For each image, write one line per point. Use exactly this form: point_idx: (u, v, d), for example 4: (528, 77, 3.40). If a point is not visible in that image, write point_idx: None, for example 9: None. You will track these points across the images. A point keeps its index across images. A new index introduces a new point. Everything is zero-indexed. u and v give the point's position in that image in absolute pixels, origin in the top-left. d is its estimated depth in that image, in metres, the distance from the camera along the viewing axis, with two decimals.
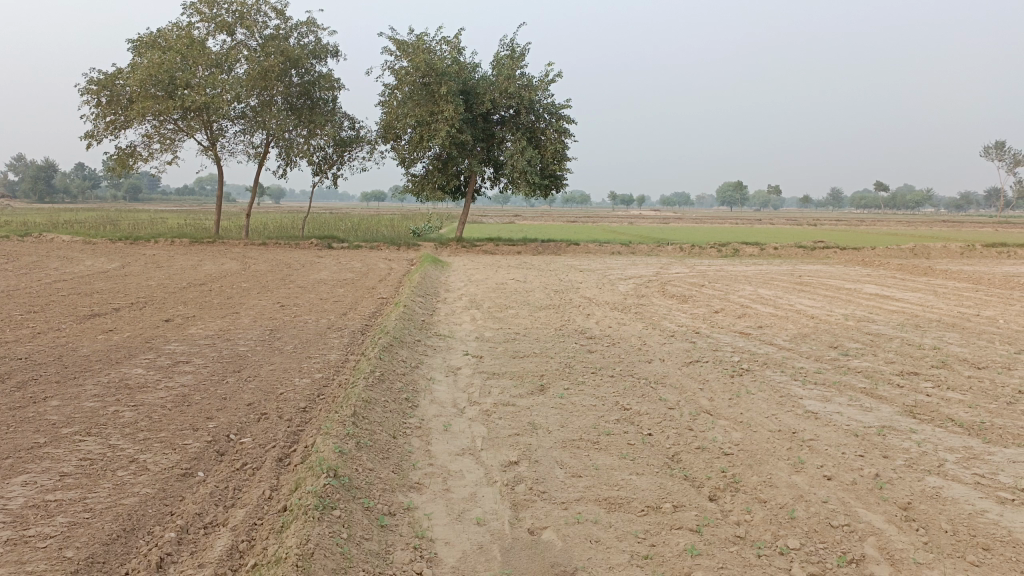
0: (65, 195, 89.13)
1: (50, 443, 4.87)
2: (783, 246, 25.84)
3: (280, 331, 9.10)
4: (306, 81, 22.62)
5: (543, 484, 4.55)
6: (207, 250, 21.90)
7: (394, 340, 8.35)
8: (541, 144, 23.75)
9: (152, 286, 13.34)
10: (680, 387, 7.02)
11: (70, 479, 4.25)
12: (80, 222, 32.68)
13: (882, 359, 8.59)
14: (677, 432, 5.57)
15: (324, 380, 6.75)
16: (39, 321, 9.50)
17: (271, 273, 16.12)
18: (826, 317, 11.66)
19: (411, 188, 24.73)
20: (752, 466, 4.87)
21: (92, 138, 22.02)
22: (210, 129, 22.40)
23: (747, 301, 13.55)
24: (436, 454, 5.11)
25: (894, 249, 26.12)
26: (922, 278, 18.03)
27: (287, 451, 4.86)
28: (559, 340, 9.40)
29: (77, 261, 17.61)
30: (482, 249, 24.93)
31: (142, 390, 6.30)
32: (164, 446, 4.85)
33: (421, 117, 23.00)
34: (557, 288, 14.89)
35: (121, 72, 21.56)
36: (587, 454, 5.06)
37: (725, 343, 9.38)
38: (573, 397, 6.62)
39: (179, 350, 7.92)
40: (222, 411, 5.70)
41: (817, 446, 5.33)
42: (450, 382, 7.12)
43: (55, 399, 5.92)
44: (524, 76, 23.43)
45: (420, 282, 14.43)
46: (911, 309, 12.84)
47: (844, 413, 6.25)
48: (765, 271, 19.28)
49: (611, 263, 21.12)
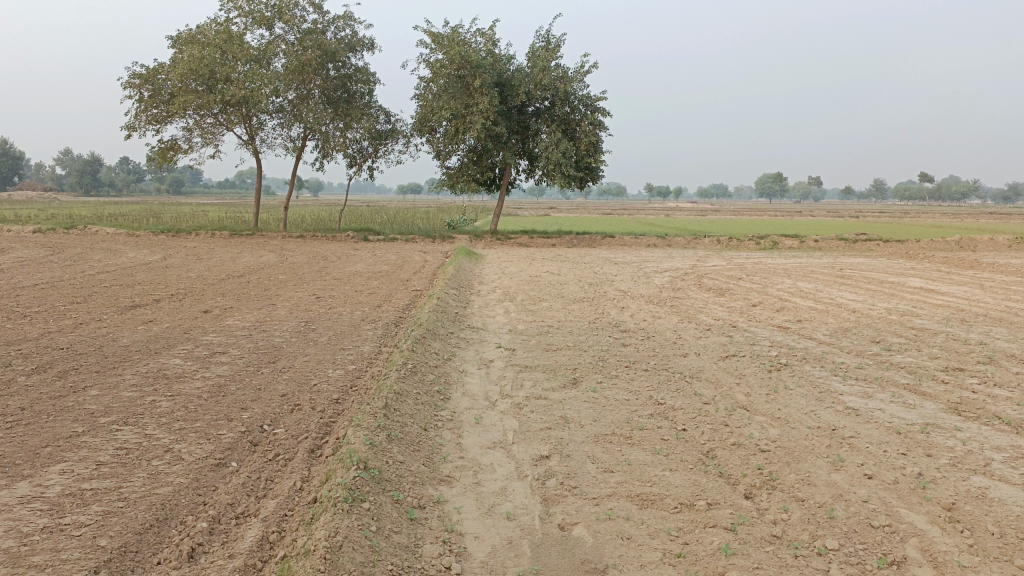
0: (109, 188, 91.05)
1: (88, 432, 4.95)
2: (823, 238, 25.35)
3: (315, 323, 9.17)
4: (342, 74, 22.75)
5: (574, 479, 4.49)
6: (246, 243, 22.17)
7: (426, 333, 8.35)
8: (576, 136, 23.58)
9: (192, 278, 13.55)
10: (716, 381, 6.90)
11: (106, 468, 4.30)
12: (123, 215, 33.35)
13: (925, 354, 8.35)
14: (712, 428, 5.47)
15: (357, 371, 6.77)
16: (82, 311, 9.68)
17: (307, 265, 16.27)
18: (867, 311, 11.39)
19: (446, 180, 24.77)
20: (789, 464, 4.76)
21: (135, 131, 22.42)
22: (249, 123, 22.66)
23: (786, 294, 13.30)
24: (467, 447, 5.08)
25: (939, 241, 25.46)
26: (969, 271, 17.53)
27: (318, 442, 4.87)
28: (593, 333, 9.32)
29: (119, 253, 17.96)
30: (516, 241, 24.87)
31: (179, 380, 6.37)
32: (198, 437, 4.89)
33: (455, 109, 22.99)
34: (591, 281, 14.77)
35: (162, 67, 21.89)
36: (620, 449, 4.99)
37: (762, 337, 9.21)
38: (606, 391, 6.54)
39: (216, 341, 8.02)
40: (257, 402, 5.74)
41: (858, 444, 5.19)
42: (483, 375, 7.10)
43: (95, 389, 6.02)
44: (559, 67, 23.27)
45: (454, 274, 14.43)
46: (957, 302, 12.49)
47: (886, 410, 6.09)
48: (805, 264, 18.92)
49: (646, 256, 20.89)
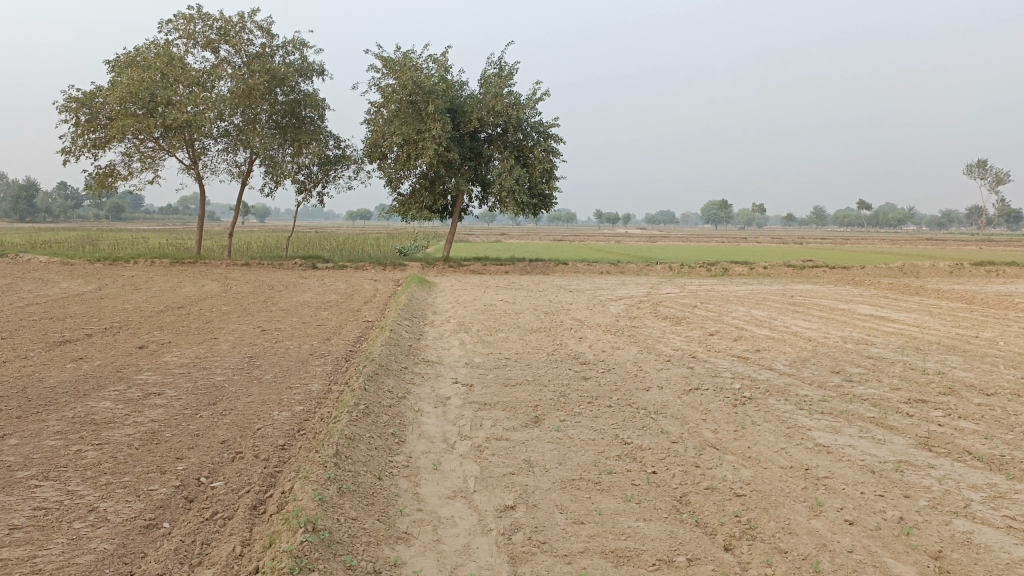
0: (45, 214, 87.78)
1: (2, 489, 4.44)
2: (772, 265, 25.65)
3: (260, 359, 8.69)
4: (291, 100, 22.26)
5: (542, 533, 4.16)
6: (188, 271, 21.40)
7: (379, 368, 7.95)
8: (529, 163, 23.54)
9: (129, 310, 12.85)
10: (681, 418, 6.66)
11: (19, 534, 3.82)
12: (60, 242, 31.90)
13: (887, 385, 8.26)
14: (683, 470, 5.21)
15: (305, 413, 6.33)
16: (5, 348, 9.01)
17: (252, 295, 15.67)
18: (823, 340, 11.38)
19: (397, 207, 24.42)
20: (768, 510, 4.51)
21: (71, 156, 21.55)
22: (192, 148, 22.01)
23: (741, 322, 13.26)
24: (425, 497, 4.72)
25: (883, 267, 26.02)
26: (914, 298, 17.84)
27: (262, 497, 4.46)
28: (552, 366, 9.03)
29: (52, 283, 17.09)
30: (469, 268, 24.58)
31: (109, 426, 5.86)
32: (127, 493, 4.42)
33: (407, 135, 22.70)
34: (546, 309, 14.53)
35: (100, 90, 21.13)
36: (589, 497, 4.68)
37: (723, 368, 9.06)
38: (570, 429, 6.24)
39: (151, 380, 7.48)
40: (194, 450, 5.28)
41: (833, 485, 4.99)
42: (439, 414, 6.74)
43: (13, 437, 5.48)
44: (511, 94, 23.17)
45: (406, 304, 14.05)
46: (909, 330, 12.58)
47: (857, 446, 5.92)
48: (756, 291, 19.05)
49: (599, 283, 20.81)
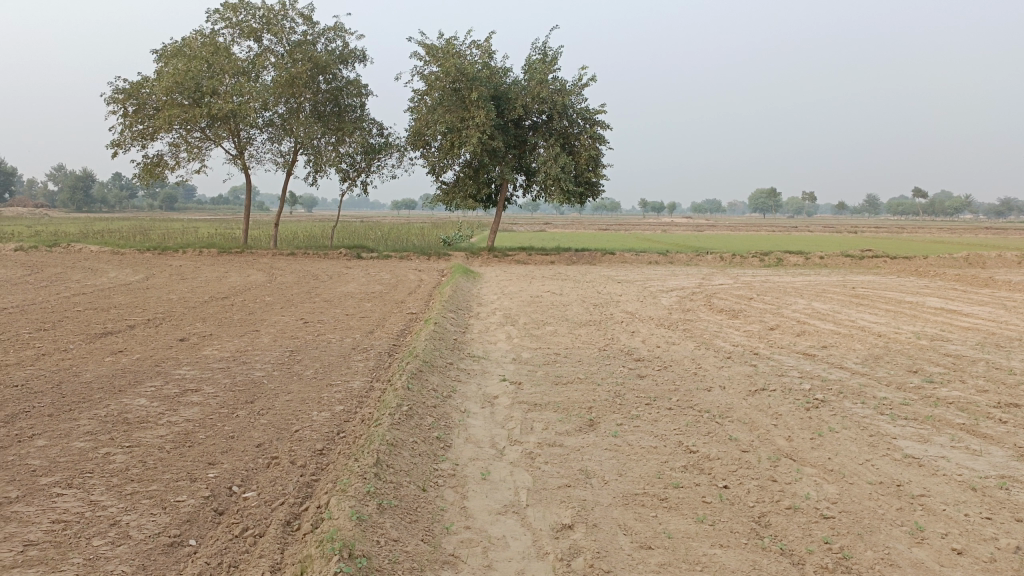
0: (101, 203, 90.16)
1: (23, 498, 4.15)
2: (828, 254, 24.61)
3: (300, 353, 8.36)
4: (334, 87, 22.08)
5: (606, 560, 3.70)
6: (234, 261, 21.37)
7: (423, 365, 7.54)
8: (576, 150, 22.96)
9: (173, 301, 12.71)
10: (750, 423, 6.12)
11: (34, 552, 3.49)
12: (112, 232, 32.33)
13: (972, 387, 7.58)
14: (760, 485, 4.69)
15: (345, 414, 5.96)
16: (47, 340, 8.85)
17: (296, 285, 15.43)
18: (894, 335, 10.65)
19: (441, 196, 24.03)
20: (862, 536, 3.98)
21: (120, 148, 21.66)
22: (238, 138, 21.91)
23: (803, 315, 12.56)
24: (473, 512, 4.30)
25: (946, 257, 24.79)
26: (984, 290, 16.85)
27: (296, 511, 4.10)
28: (605, 363, 8.54)
29: (99, 272, 17.14)
30: (514, 258, 24.11)
31: (141, 426, 5.56)
32: (153, 505, 4.07)
33: (451, 123, 22.30)
34: (595, 301, 13.99)
35: (147, 80, 21.15)
36: (656, 516, 4.20)
37: (790, 367, 8.46)
38: (629, 435, 5.74)
39: (188, 376, 7.22)
40: (228, 454, 4.94)
41: (932, 505, 4.43)
42: (487, 415, 6.31)
43: (41, 439, 5.20)
44: (557, 80, 22.63)
45: (450, 295, 13.66)
46: (985, 325, 11.76)
47: (951, 459, 5.32)
48: (814, 282, 18.26)
49: (649, 273, 20.15)
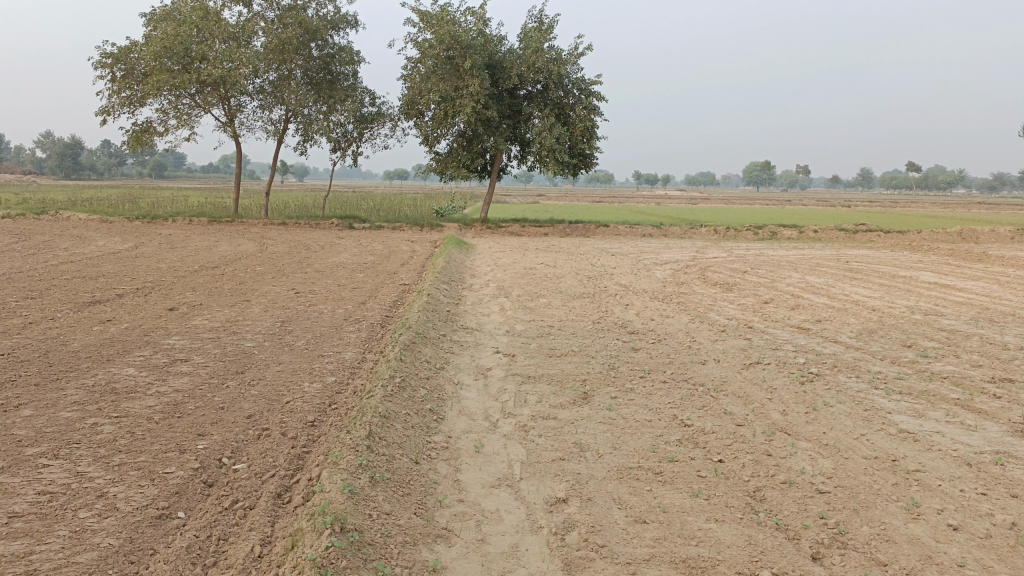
0: (90, 171, 89.24)
1: (9, 468, 4.08)
2: (822, 228, 24.54)
3: (292, 324, 8.27)
4: (326, 55, 21.73)
5: (601, 534, 3.66)
6: (225, 230, 21.15)
7: (417, 337, 7.47)
8: (571, 121, 22.73)
9: (163, 270, 12.57)
10: (745, 396, 6.09)
11: (19, 524, 3.43)
12: (102, 200, 31.92)
13: (966, 362, 7.57)
14: (755, 460, 4.66)
15: (337, 385, 5.89)
16: (34, 309, 8.73)
17: (288, 255, 15.29)
18: (888, 309, 10.64)
19: (434, 167, 23.81)
20: (858, 512, 3.95)
21: (108, 114, 21.32)
22: (228, 105, 21.58)
23: (797, 289, 12.53)
24: (467, 485, 4.25)
25: (940, 232, 24.77)
26: (978, 265, 16.83)
27: (287, 483, 4.04)
28: (599, 335, 8.49)
29: (88, 240, 16.93)
30: (507, 230, 23.97)
31: (129, 397, 5.48)
32: (141, 477, 4.01)
33: (445, 92, 22.01)
34: (589, 274, 13.92)
35: (135, 45, 20.76)
36: (650, 490, 4.17)
37: (784, 340, 8.44)
38: (623, 409, 5.69)
39: (178, 345, 7.13)
40: (217, 426, 4.87)
41: (927, 480, 4.41)
42: (481, 388, 6.25)
43: (27, 408, 5.12)
44: (553, 49, 22.32)
45: (444, 266, 13.57)
46: (978, 300, 11.74)
47: (946, 434, 5.29)
48: (808, 256, 18.22)
49: (643, 246, 20.06)
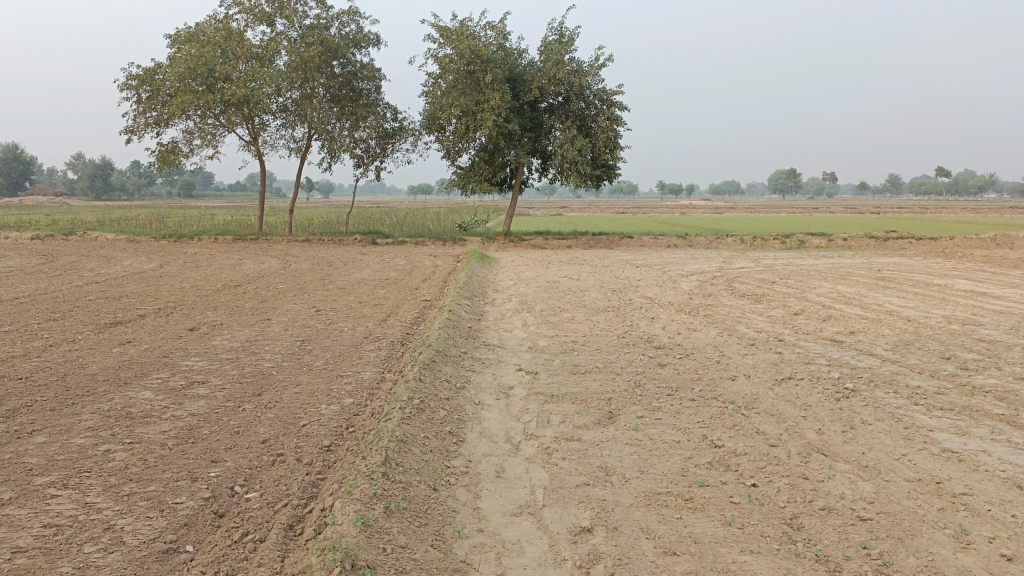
0: (120, 191, 90.61)
1: (17, 499, 3.97)
2: (852, 236, 24.07)
3: (311, 343, 8.15)
4: (348, 72, 21.78)
5: (627, 568, 3.45)
6: (249, 248, 21.22)
7: (437, 355, 7.31)
8: (593, 133, 22.57)
9: (187, 289, 12.56)
10: (777, 415, 5.84)
11: (22, 560, 3.30)
12: (130, 220, 32.18)
13: (1010, 374, 7.24)
14: (790, 483, 4.43)
15: (355, 407, 5.74)
16: (55, 331, 8.71)
17: (311, 272, 15.25)
18: (924, 320, 10.28)
19: (456, 181, 23.75)
20: (903, 541, 3.70)
21: (134, 134, 21.54)
22: (251, 123, 21.71)
23: (828, 300, 12.20)
24: (487, 513, 4.07)
25: (974, 238, 24.17)
26: (1015, 271, 16.34)
27: (299, 514, 3.89)
28: (624, 350, 8.28)
29: (114, 261, 17.07)
30: (530, 243, 23.82)
31: (144, 421, 5.37)
32: (150, 507, 3.87)
33: (465, 106, 21.96)
34: (614, 287, 13.69)
35: (160, 67, 20.96)
36: (681, 518, 3.95)
37: (816, 354, 8.16)
38: (649, 429, 5.48)
39: (196, 367, 7.03)
40: (231, 451, 4.74)
41: (976, 505, 4.14)
42: (503, 408, 6.07)
43: (41, 435, 5.03)
44: (573, 61, 22.19)
45: (466, 282, 13.42)
46: (1018, 308, 11.34)
47: (992, 453, 5.01)
48: (838, 264, 17.84)
49: (668, 258, 19.78)
